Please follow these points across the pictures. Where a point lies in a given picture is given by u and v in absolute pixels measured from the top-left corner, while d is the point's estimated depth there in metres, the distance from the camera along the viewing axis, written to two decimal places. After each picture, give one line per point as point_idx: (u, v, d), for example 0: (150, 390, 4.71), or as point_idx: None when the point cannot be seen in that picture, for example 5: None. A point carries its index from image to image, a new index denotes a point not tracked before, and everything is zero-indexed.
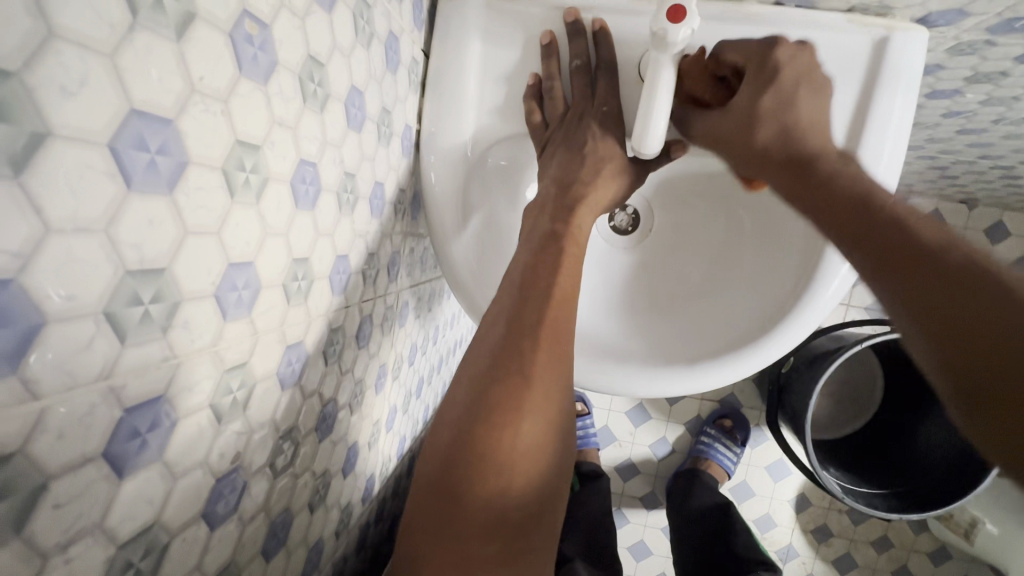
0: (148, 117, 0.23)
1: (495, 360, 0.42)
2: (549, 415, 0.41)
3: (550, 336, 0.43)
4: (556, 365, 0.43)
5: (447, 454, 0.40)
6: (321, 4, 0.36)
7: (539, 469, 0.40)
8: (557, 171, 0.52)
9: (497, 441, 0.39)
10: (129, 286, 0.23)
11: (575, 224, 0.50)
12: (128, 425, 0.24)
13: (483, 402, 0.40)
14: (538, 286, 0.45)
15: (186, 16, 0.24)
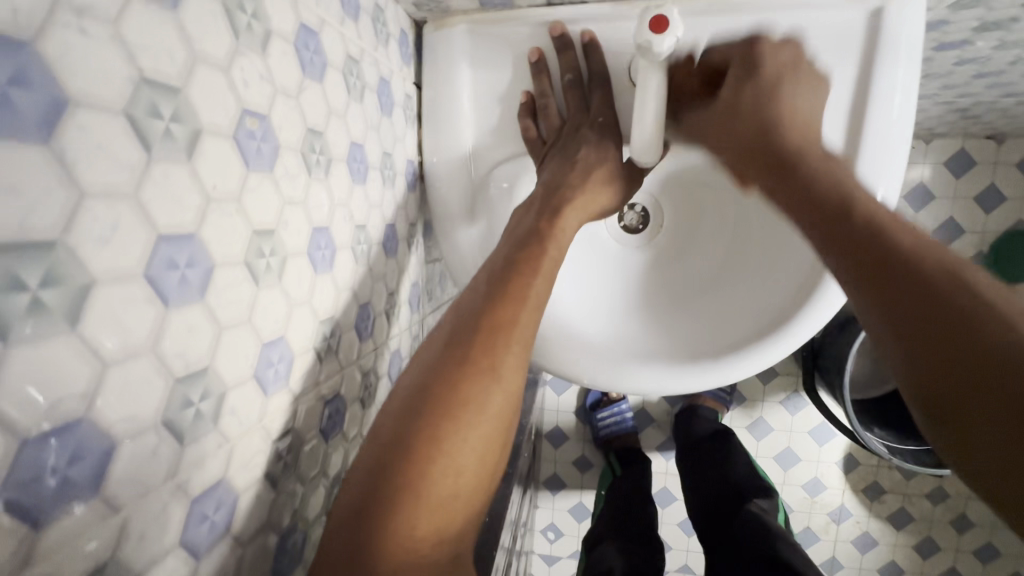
0: (174, 238, 0.25)
1: (456, 347, 0.39)
2: (507, 412, 0.39)
3: (519, 327, 0.41)
4: (521, 357, 0.41)
5: (396, 439, 0.36)
6: (313, 75, 0.37)
7: (487, 462, 0.38)
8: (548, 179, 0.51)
9: (451, 433, 0.36)
10: (180, 392, 0.25)
11: (561, 224, 0.48)
12: (197, 511, 0.27)
13: (443, 386, 0.38)
14: (513, 280, 0.43)
15: (194, 135, 0.26)
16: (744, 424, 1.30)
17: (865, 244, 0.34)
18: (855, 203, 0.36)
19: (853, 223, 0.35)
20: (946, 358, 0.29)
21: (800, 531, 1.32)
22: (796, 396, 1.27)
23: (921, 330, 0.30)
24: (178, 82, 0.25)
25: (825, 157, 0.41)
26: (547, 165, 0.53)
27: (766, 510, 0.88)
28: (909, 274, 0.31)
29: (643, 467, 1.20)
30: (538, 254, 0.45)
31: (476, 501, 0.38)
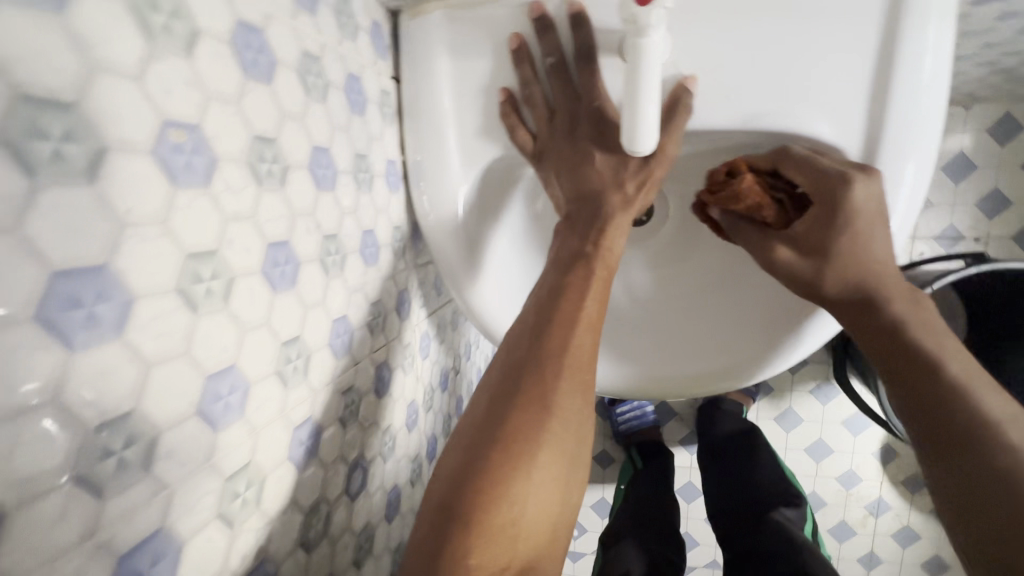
0: (75, 273, 0.22)
1: (512, 379, 0.40)
2: (566, 447, 0.39)
3: (574, 355, 0.41)
4: (581, 384, 0.41)
5: (461, 475, 0.36)
6: (260, 77, 0.34)
7: (551, 499, 0.38)
8: (573, 191, 0.49)
9: (516, 468, 0.36)
10: (94, 442, 0.23)
11: (609, 246, 0.47)
12: (127, 569, 0.24)
13: (503, 418, 0.38)
14: (562, 311, 0.42)
15: (96, 155, 0.23)
16: (772, 416, 1.24)
17: (907, 370, 0.42)
18: (880, 308, 0.44)
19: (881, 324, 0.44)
20: (939, 442, 0.40)
21: (834, 525, 1.26)
22: (827, 385, 1.20)
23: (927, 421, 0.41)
24: (70, 95, 0.22)
25: (846, 277, 0.44)
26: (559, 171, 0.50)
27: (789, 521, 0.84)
28: (920, 367, 0.42)
29: (665, 465, 1.15)
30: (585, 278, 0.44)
31: (544, 535, 0.38)
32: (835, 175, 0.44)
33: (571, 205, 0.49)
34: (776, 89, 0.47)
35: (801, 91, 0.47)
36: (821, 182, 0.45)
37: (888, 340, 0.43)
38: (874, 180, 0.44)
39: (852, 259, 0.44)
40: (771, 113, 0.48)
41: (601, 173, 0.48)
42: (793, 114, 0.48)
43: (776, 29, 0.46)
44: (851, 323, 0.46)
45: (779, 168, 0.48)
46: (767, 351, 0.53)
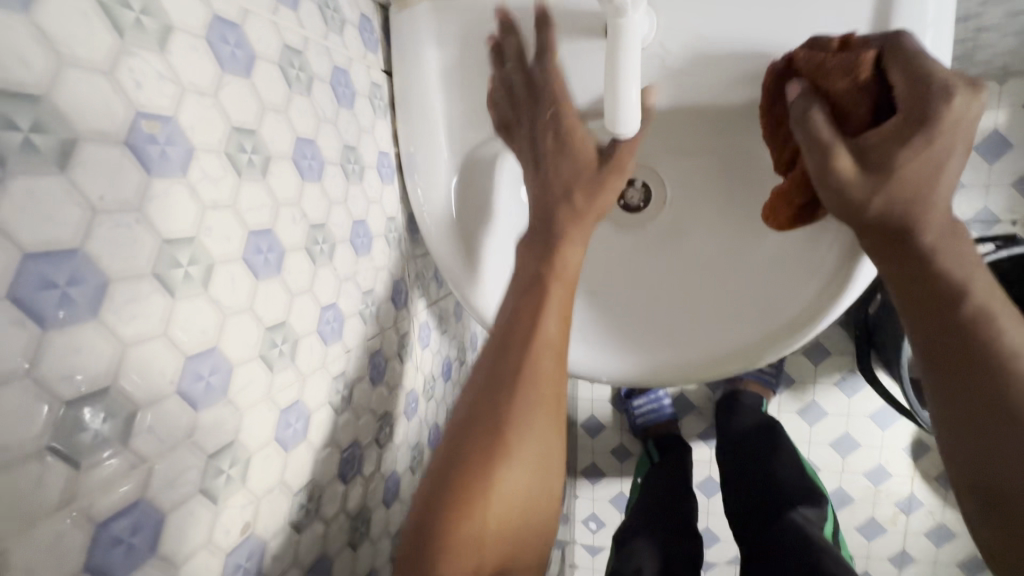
0: (47, 255, 0.23)
1: (476, 410, 0.43)
2: (531, 459, 0.43)
3: (532, 383, 0.43)
4: (540, 409, 0.44)
5: (432, 502, 0.40)
6: (238, 70, 0.35)
7: (521, 507, 0.42)
8: (540, 198, 0.50)
9: (481, 496, 0.40)
10: (71, 414, 0.24)
11: (569, 252, 0.48)
12: (106, 536, 0.26)
13: (466, 448, 0.41)
14: (515, 335, 0.45)
15: (67, 144, 0.24)
16: (794, 408, 1.21)
17: (929, 305, 0.41)
18: (933, 261, 0.41)
19: (921, 283, 0.41)
20: (966, 408, 0.39)
21: (863, 522, 1.22)
22: (852, 377, 1.16)
23: (956, 387, 0.40)
24: (39, 87, 0.23)
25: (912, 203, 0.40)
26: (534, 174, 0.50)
27: (809, 521, 0.80)
28: (956, 330, 0.40)
29: (681, 458, 1.13)
30: (542, 304, 0.46)
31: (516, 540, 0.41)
32: (936, 84, 0.38)
33: (538, 210, 0.50)
34: (767, 65, 0.46)
35: (793, 66, 0.45)
36: (914, 95, 0.38)
37: (918, 273, 0.41)
38: (977, 101, 0.38)
39: (916, 186, 0.39)
40: (762, 90, 0.47)
41: (580, 188, 0.49)
42: (786, 89, 0.46)
43: None
44: (880, 258, 0.43)
45: (885, 66, 0.40)
46: (787, 335, 0.50)
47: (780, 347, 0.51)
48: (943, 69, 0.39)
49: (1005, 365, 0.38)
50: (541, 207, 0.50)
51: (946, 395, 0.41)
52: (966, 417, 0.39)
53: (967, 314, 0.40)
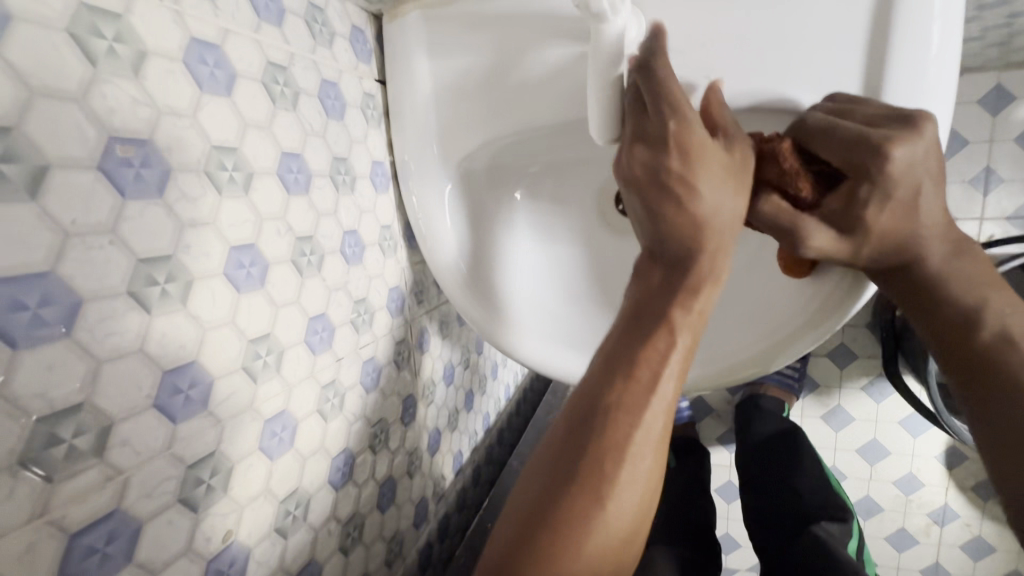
0: (18, 280, 0.25)
1: (580, 441, 0.34)
2: (650, 470, 0.34)
3: (638, 413, 0.34)
4: (648, 447, 0.34)
5: (507, 547, 0.33)
6: (218, 89, 0.36)
7: (626, 529, 0.34)
8: (647, 162, 0.37)
9: (556, 550, 0.32)
10: (43, 430, 0.25)
11: (694, 204, 0.36)
12: (79, 545, 0.27)
13: (555, 484, 0.34)
14: (646, 311, 0.36)
15: (37, 173, 0.25)
16: (818, 414, 1.16)
17: (948, 332, 0.41)
18: (944, 289, 0.41)
19: (938, 310, 0.41)
20: (995, 435, 0.39)
21: (892, 532, 1.17)
22: (880, 381, 1.10)
23: (983, 413, 0.40)
24: (8, 120, 0.24)
25: (896, 239, 0.40)
26: (643, 143, 0.37)
27: (830, 535, 0.77)
28: (975, 357, 0.40)
29: (696, 464, 1.11)
30: (669, 310, 0.35)
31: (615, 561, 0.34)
32: (867, 143, 0.37)
33: (642, 181, 0.37)
34: (762, 64, 0.43)
35: (791, 64, 0.43)
36: (854, 160, 0.38)
37: (930, 300, 0.41)
38: (922, 141, 0.36)
39: (886, 231, 0.39)
40: (757, 91, 0.43)
41: (696, 133, 0.36)
42: (783, 89, 0.43)
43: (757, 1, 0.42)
44: (889, 287, 0.43)
45: (807, 146, 0.40)
46: (786, 339, 0.47)
47: (784, 351, 0.47)
48: (872, 115, 0.39)
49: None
50: (647, 175, 0.37)
51: (979, 422, 0.40)
52: (995, 444, 0.39)
53: (987, 341, 0.40)
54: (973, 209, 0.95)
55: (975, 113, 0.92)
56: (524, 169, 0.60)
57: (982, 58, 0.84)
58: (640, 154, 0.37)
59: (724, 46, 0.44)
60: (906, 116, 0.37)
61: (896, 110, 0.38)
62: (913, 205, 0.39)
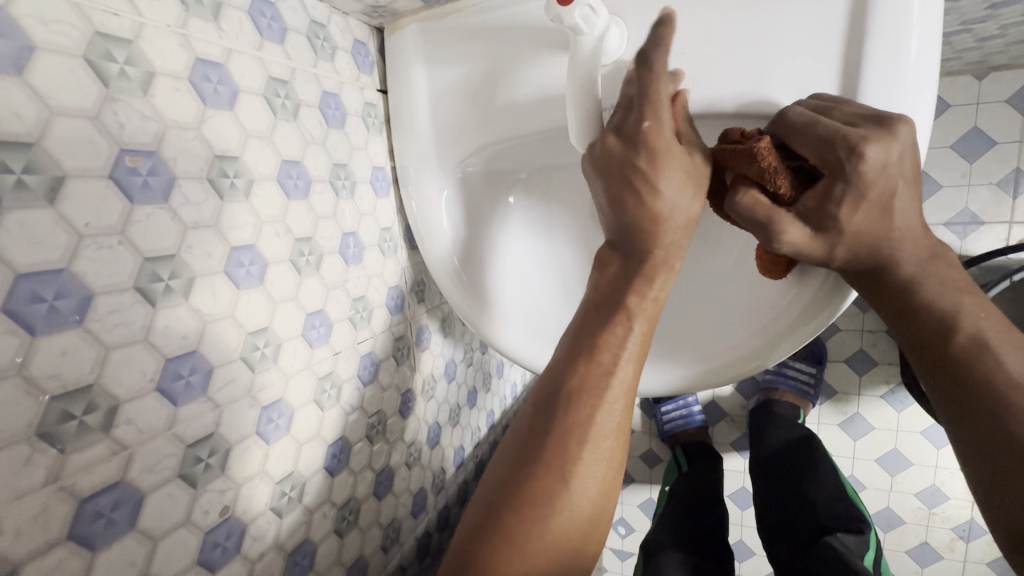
0: (38, 275, 0.28)
1: (544, 420, 0.36)
2: (611, 451, 0.36)
3: (600, 394, 0.36)
4: (608, 427, 0.36)
5: (475, 527, 0.35)
6: (222, 103, 0.39)
7: (590, 506, 0.35)
8: (619, 155, 0.39)
9: (521, 526, 0.34)
10: (57, 407, 0.29)
11: (654, 201, 0.39)
12: (88, 510, 0.31)
13: (521, 462, 0.36)
14: (605, 303, 0.39)
15: (55, 182, 0.29)
16: (836, 421, 1.13)
17: (924, 338, 0.41)
18: (918, 293, 0.41)
19: (914, 315, 0.41)
20: (972, 439, 0.39)
21: (914, 546, 1.13)
22: (902, 390, 1.07)
23: (960, 417, 0.40)
24: (31, 136, 0.28)
25: (874, 238, 0.40)
26: (618, 135, 0.40)
27: (849, 549, 0.73)
28: (949, 363, 0.40)
29: (705, 468, 1.10)
30: (625, 300, 0.39)
31: (581, 539, 0.35)
32: (844, 141, 0.37)
33: (611, 172, 0.40)
34: (741, 70, 0.44)
35: (768, 73, 0.44)
36: (829, 159, 0.38)
37: (904, 305, 0.42)
38: (896, 143, 0.37)
39: (862, 231, 0.40)
40: (736, 96, 0.45)
41: (666, 135, 0.39)
42: (762, 91, 0.44)
43: (737, 8, 0.43)
44: (867, 292, 0.43)
45: (787, 142, 0.41)
46: (768, 343, 0.48)
47: (767, 355, 0.49)
48: (850, 115, 0.39)
49: (1006, 399, 0.37)
50: (617, 167, 0.40)
51: (956, 425, 0.40)
52: (974, 447, 0.39)
53: (959, 346, 0.39)
54: (1000, 213, 0.91)
55: (1003, 113, 0.88)
56: (518, 175, 0.61)
57: (1008, 56, 0.81)
58: (611, 143, 0.40)
59: (704, 55, 0.45)
60: (882, 116, 0.38)
61: (873, 111, 0.39)
62: (889, 205, 0.39)
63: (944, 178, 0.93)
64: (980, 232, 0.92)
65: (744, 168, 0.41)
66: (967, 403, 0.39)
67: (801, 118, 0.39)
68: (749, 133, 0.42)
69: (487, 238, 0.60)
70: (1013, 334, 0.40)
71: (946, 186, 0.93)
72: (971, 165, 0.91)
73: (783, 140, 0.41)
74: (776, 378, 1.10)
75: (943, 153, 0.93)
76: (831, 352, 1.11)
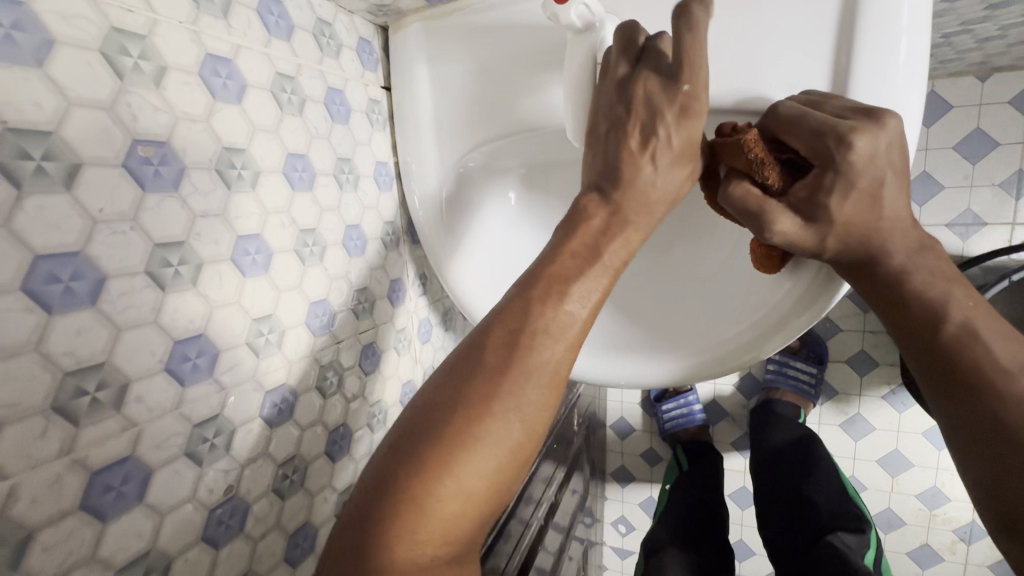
0: (54, 257, 0.30)
1: (494, 351, 0.35)
2: (551, 397, 0.36)
3: (561, 340, 0.36)
4: (560, 372, 0.36)
5: (408, 451, 0.33)
6: (230, 97, 0.41)
7: (520, 443, 0.35)
8: (654, 99, 0.39)
9: (459, 457, 0.33)
10: (71, 383, 0.31)
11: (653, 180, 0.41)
12: (99, 482, 0.33)
13: (468, 393, 0.34)
14: (576, 252, 0.39)
15: (72, 169, 0.31)
16: (836, 421, 1.13)
17: (914, 329, 0.42)
18: (907, 284, 0.42)
19: (905, 306, 0.42)
20: (965, 428, 0.39)
21: (915, 547, 1.13)
22: (903, 391, 1.07)
23: (953, 406, 0.40)
24: (50, 126, 0.30)
25: (864, 228, 0.41)
26: (658, 76, 0.39)
27: (850, 547, 0.73)
28: (939, 353, 0.40)
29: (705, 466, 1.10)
30: (600, 253, 0.39)
31: (501, 472, 0.35)
32: (832, 132, 0.38)
33: (633, 117, 0.40)
34: (734, 68, 0.45)
35: (760, 71, 0.45)
36: (819, 149, 0.39)
37: (893, 295, 0.42)
38: (884, 134, 0.38)
39: (850, 221, 0.40)
40: (729, 93, 0.46)
41: (702, 103, 0.39)
42: (756, 87, 0.45)
43: (731, 7, 0.44)
44: (858, 284, 0.44)
45: (778, 134, 0.42)
46: (762, 335, 0.49)
47: (762, 346, 0.50)
48: (840, 108, 0.40)
49: (998, 384, 0.38)
50: (643, 114, 0.40)
51: (948, 415, 0.41)
52: (966, 436, 0.39)
53: (950, 336, 0.40)
54: (1003, 214, 0.91)
55: (1006, 114, 0.89)
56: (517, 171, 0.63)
57: (1011, 57, 0.81)
58: (649, 85, 0.39)
59: None
60: (870, 109, 0.39)
61: (862, 105, 0.40)
62: (877, 196, 0.40)
63: (947, 178, 0.93)
64: (982, 233, 0.92)
65: (736, 160, 0.42)
66: (959, 390, 0.39)
67: (793, 110, 0.40)
68: (743, 126, 0.43)
69: (484, 231, 0.60)
70: (999, 322, 0.40)
71: (948, 186, 0.94)
72: (973, 166, 0.92)
73: (776, 133, 0.42)
74: (776, 378, 1.10)
75: (946, 154, 0.93)
76: (833, 352, 1.10)
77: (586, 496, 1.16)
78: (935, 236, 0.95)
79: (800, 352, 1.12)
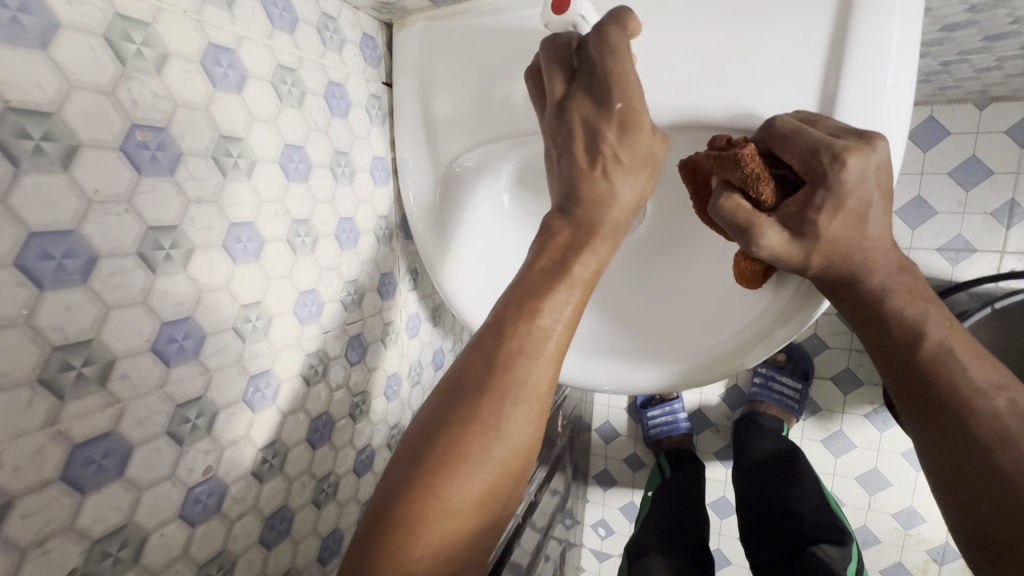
0: (48, 234, 0.31)
1: (478, 375, 0.36)
2: (535, 410, 0.37)
3: (538, 354, 0.37)
4: (540, 386, 0.37)
5: (403, 478, 0.34)
6: (228, 87, 0.41)
7: (511, 460, 0.36)
8: (589, 122, 0.40)
9: (452, 476, 0.34)
10: (58, 357, 0.32)
11: (611, 190, 0.41)
12: (81, 455, 0.33)
13: (454, 415, 0.35)
14: (549, 269, 0.40)
15: (71, 149, 0.31)
16: (818, 437, 1.14)
17: (892, 347, 0.43)
18: (886, 304, 0.43)
19: (884, 324, 0.43)
20: (941, 444, 0.40)
21: (888, 565, 1.15)
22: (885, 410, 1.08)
23: (930, 423, 0.41)
24: (50, 107, 0.31)
25: (851, 246, 0.42)
26: (592, 100, 0.40)
27: (833, 558, 0.73)
28: (918, 372, 0.41)
29: (688, 472, 1.11)
30: (570, 266, 0.40)
31: (497, 490, 0.36)
32: (826, 150, 0.39)
33: (575, 141, 0.41)
34: (726, 83, 0.46)
35: (750, 87, 0.46)
36: (814, 166, 0.40)
37: (873, 313, 0.44)
38: (874, 156, 0.39)
39: (835, 241, 0.41)
40: (720, 108, 0.47)
41: (639, 116, 0.40)
42: (747, 104, 0.46)
43: (724, 24, 0.46)
44: (840, 302, 0.45)
45: (773, 150, 0.43)
46: (746, 346, 0.50)
47: (745, 357, 0.51)
48: (833, 127, 0.41)
49: (974, 401, 0.39)
50: (585, 136, 0.41)
51: (924, 432, 0.41)
52: (943, 452, 0.40)
53: (929, 354, 0.41)
54: (993, 242, 0.92)
55: (1001, 144, 0.90)
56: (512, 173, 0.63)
57: (1008, 88, 0.83)
58: (584, 111, 0.41)
59: (692, 68, 0.47)
60: (862, 131, 0.40)
61: (853, 126, 0.41)
62: (865, 215, 0.41)
63: (939, 204, 0.95)
64: (971, 260, 0.94)
65: (727, 176, 0.43)
66: (934, 408, 0.40)
67: (788, 129, 0.41)
68: (734, 141, 0.44)
69: (479, 231, 0.61)
70: (971, 341, 0.42)
71: (940, 211, 0.95)
72: (966, 192, 0.93)
73: (769, 150, 0.43)
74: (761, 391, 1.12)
75: (940, 179, 0.94)
76: (818, 368, 1.11)
77: (566, 497, 1.17)
78: (924, 260, 0.96)
79: (785, 366, 1.14)
